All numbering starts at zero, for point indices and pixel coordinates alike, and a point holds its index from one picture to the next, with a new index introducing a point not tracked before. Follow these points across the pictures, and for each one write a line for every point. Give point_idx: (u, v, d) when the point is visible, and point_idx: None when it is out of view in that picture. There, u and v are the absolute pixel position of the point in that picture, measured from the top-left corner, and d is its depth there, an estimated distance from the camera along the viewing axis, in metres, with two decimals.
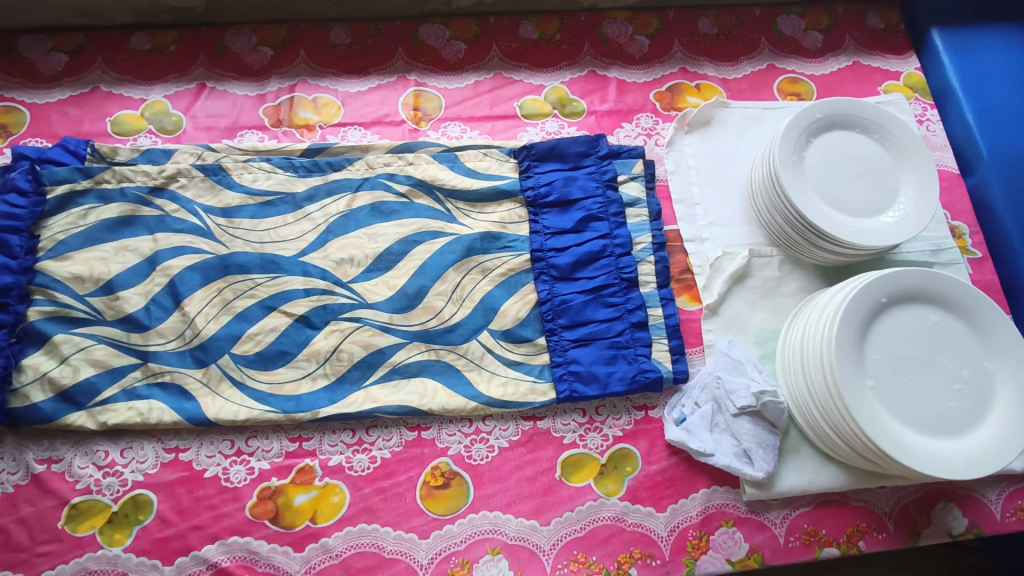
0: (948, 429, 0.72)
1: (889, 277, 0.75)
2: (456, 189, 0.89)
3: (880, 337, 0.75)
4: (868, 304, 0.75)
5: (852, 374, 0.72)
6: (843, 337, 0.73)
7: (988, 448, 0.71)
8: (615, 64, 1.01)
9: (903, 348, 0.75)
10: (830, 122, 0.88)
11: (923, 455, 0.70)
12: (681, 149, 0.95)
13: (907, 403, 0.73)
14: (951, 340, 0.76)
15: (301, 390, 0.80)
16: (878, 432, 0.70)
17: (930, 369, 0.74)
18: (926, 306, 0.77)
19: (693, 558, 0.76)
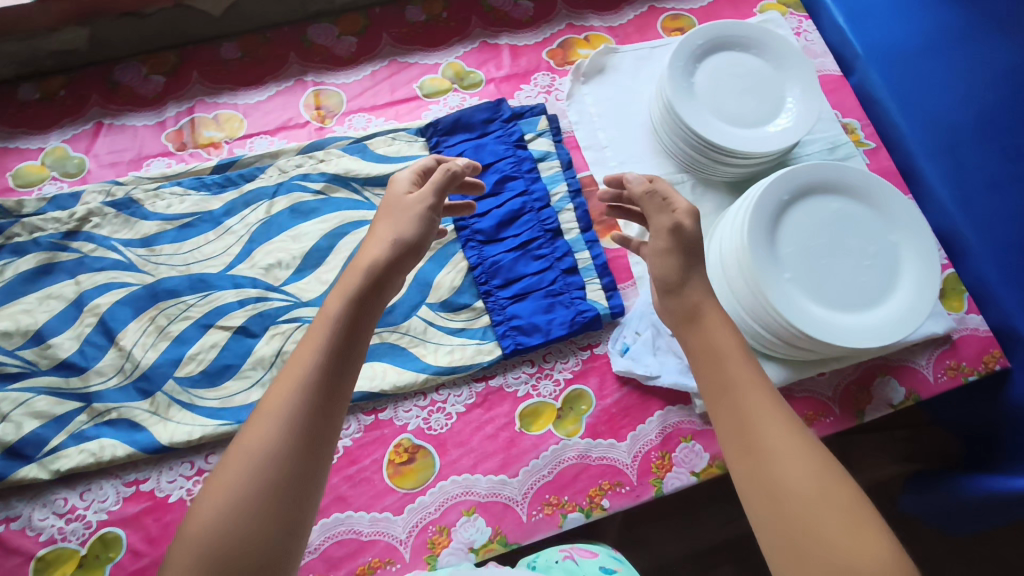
0: (865, 303, 0.76)
1: (786, 176, 0.79)
2: (370, 176, 0.91)
3: (789, 232, 0.78)
4: (770, 203, 0.78)
5: (769, 272, 0.76)
6: (754, 239, 0.76)
7: (902, 312, 0.75)
8: (504, 32, 1.03)
9: (812, 239, 0.78)
10: (713, 45, 0.91)
11: (844, 332, 0.74)
12: (581, 99, 0.98)
13: (826, 288, 0.76)
14: (855, 222, 0.80)
15: (251, 399, 0.80)
16: (802, 319, 0.74)
17: (840, 252, 0.78)
18: (827, 194, 0.81)
19: (659, 478, 0.80)
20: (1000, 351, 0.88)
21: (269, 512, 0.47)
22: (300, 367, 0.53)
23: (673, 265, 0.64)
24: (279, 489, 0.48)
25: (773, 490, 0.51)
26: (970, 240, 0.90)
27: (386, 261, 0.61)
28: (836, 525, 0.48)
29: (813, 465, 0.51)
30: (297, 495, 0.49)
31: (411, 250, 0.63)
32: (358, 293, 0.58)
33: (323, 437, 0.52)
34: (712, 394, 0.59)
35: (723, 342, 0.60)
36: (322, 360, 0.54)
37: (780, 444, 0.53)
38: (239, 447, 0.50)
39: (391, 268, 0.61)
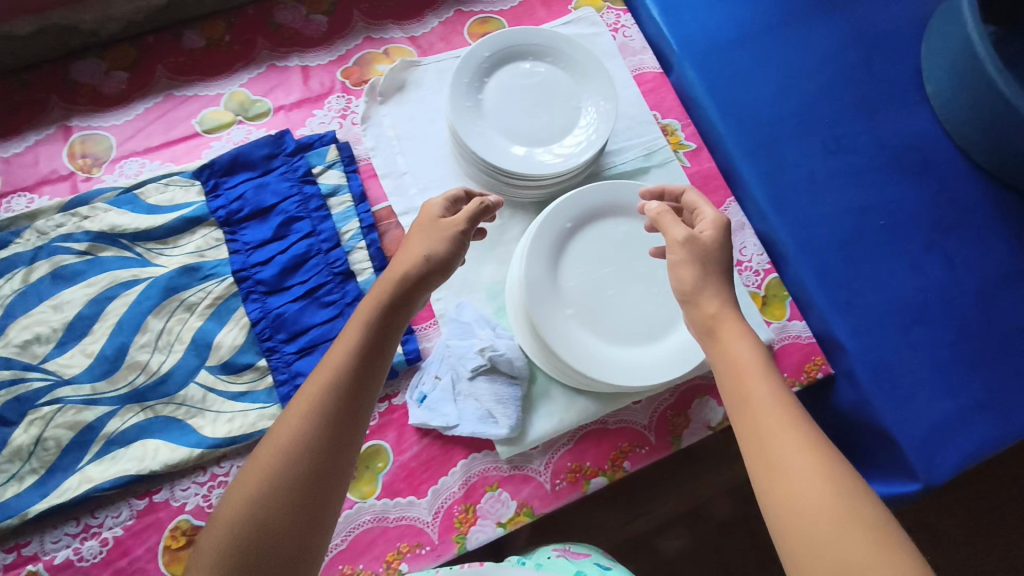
0: (654, 333, 0.73)
1: (567, 202, 0.75)
2: (140, 231, 0.82)
3: (575, 262, 0.75)
4: (552, 233, 0.74)
5: (550, 309, 0.72)
6: (534, 274, 0.72)
7: (693, 339, 0.72)
8: (294, 51, 0.93)
9: (597, 269, 0.75)
10: (502, 57, 0.83)
11: (630, 368, 0.70)
12: (378, 122, 0.90)
13: (612, 321, 0.73)
14: (643, 245, 0.77)
15: (5, 496, 0.72)
16: (583, 359, 0.70)
17: (628, 280, 0.75)
18: (616, 217, 0.77)
19: (462, 534, 0.75)
20: (823, 358, 0.83)
21: (287, 517, 0.49)
22: (333, 370, 0.55)
23: (715, 275, 0.60)
24: (302, 490, 0.50)
25: (792, 501, 0.48)
26: (787, 243, 0.86)
27: (392, 299, 0.59)
28: (858, 546, 0.44)
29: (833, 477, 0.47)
30: (315, 498, 0.51)
31: (438, 269, 0.63)
32: (390, 304, 0.59)
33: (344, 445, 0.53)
34: (730, 398, 0.55)
35: (742, 357, 0.55)
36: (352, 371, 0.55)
37: (796, 458, 0.49)
38: (265, 445, 0.52)
39: (408, 293, 0.60)
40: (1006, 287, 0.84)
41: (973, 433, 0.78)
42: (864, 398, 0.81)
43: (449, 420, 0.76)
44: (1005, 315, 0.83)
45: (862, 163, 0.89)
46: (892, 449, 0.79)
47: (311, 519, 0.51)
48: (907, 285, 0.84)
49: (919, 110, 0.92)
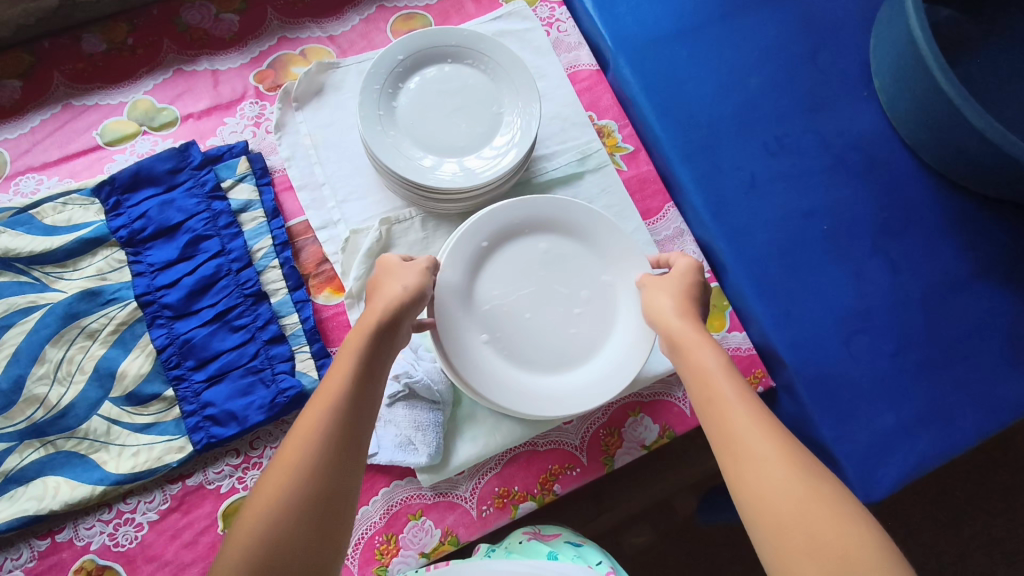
0: (570, 359, 0.72)
1: (480, 220, 0.72)
2: (35, 254, 0.77)
3: (491, 283, 0.73)
4: (465, 253, 0.71)
5: (463, 334, 0.69)
6: (447, 299, 0.69)
7: (610, 366, 0.71)
8: (204, 54, 0.88)
9: (514, 291, 0.73)
10: (419, 60, 0.78)
11: (544, 398, 0.69)
12: (294, 129, 0.85)
13: (529, 346, 0.71)
14: (563, 262, 0.75)
15: None
16: (497, 391, 0.67)
17: (546, 302, 0.73)
18: (534, 234, 0.75)
19: (383, 565, 0.71)
20: (763, 371, 0.80)
21: (305, 533, 0.48)
22: (343, 376, 0.55)
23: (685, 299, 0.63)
24: (325, 492, 0.50)
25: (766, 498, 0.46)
26: (726, 252, 0.82)
27: (394, 307, 0.61)
28: (826, 530, 0.43)
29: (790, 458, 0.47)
30: (332, 512, 0.50)
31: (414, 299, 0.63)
32: (379, 330, 0.59)
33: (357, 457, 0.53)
34: (700, 403, 0.53)
35: (704, 365, 0.54)
36: (356, 387, 0.55)
37: (758, 443, 0.48)
38: (275, 466, 0.51)
39: (393, 324, 0.60)
40: (953, 293, 0.81)
41: (915, 447, 0.75)
42: (804, 413, 0.77)
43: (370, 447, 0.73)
44: (951, 322, 0.79)
45: (806, 165, 0.85)
46: (831, 465, 0.76)
47: (328, 538, 0.49)
48: (850, 293, 0.80)
49: (865, 106, 0.87)
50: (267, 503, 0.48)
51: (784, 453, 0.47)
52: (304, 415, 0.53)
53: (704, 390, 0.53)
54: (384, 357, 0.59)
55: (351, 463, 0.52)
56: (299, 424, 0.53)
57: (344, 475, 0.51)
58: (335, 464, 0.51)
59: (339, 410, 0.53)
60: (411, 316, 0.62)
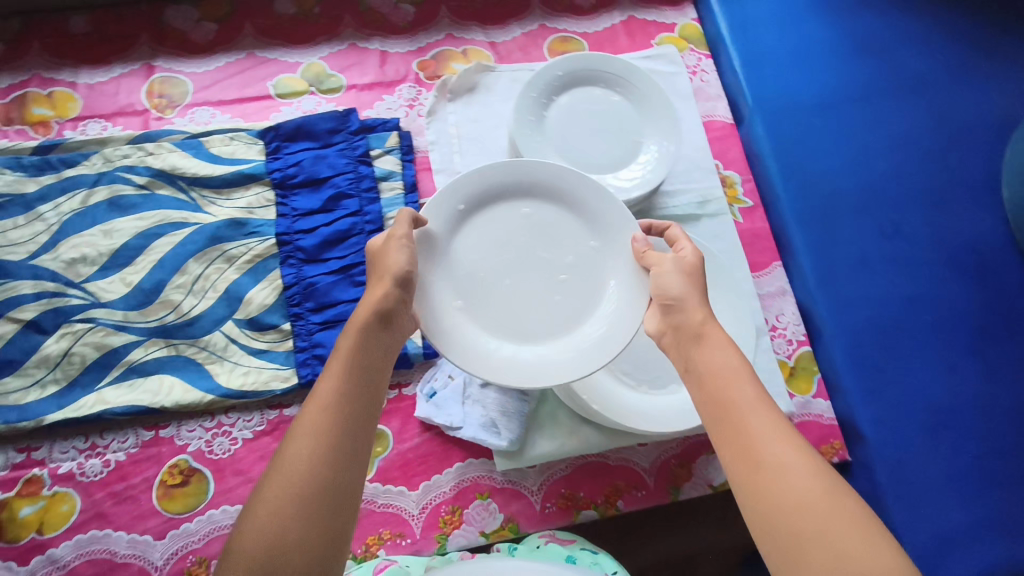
0: (550, 327, 0.70)
1: (462, 182, 0.71)
2: (198, 176, 0.86)
3: (468, 245, 0.71)
4: (442, 212, 0.70)
5: (438, 294, 0.68)
6: (426, 257, 0.68)
7: (592, 336, 0.69)
8: (376, 35, 0.97)
9: (494, 255, 0.71)
10: (574, 79, 0.85)
11: (525, 367, 0.67)
12: (443, 118, 0.92)
13: (513, 311, 0.70)
14: (546, 229, 0.73)
15: (27, 398, 0.77)
16: (476, 352, 0.66)
17: (526, 268, 0.72)
18: (515, 200, 0.74)
19: (444, 534, 0.76)
20: (841, 443, 0.81)
21: (307, 529, 0.47)
22: (337, 375, 0.55)
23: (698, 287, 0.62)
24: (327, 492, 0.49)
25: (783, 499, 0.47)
26: (825, 319, 0.84)
27: (384, 298, 0.60)
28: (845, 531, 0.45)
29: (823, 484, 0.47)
30: (337, 504, 0.49)
31: (402, 284, 0.61)
32: (367, 327, 0.58)
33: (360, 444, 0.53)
34: (713, 415, 0.54)
35: (719, 366, 0.55)
36: (346, 379, 0.55)
37: (782, 456, 0.49)
38: (276, 468, 0.50)
39: (387, 321, 0.60)
40: None
41: (987, 552, 0.74)
42: (876, 491, 0.78)
43: (451, 420, 0.78)
44: None
45: (917, 255, 0.87)
46: None
47: (333, 537, 0.48)
48: (941, 386, 0.81)
49: (987, 213, 0.89)
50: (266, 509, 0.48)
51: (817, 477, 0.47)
52: (297, 418, 0.53)
53: (715, 397, 0.54)
54: (382, 347, 0.59)
55: (351, 449, 0.52)
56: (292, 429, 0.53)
57: (345, 464, 0.51)
58: (331, 458, 0.51)
59: (330, 405, 0.53)
60: (404, 318, 0.62)
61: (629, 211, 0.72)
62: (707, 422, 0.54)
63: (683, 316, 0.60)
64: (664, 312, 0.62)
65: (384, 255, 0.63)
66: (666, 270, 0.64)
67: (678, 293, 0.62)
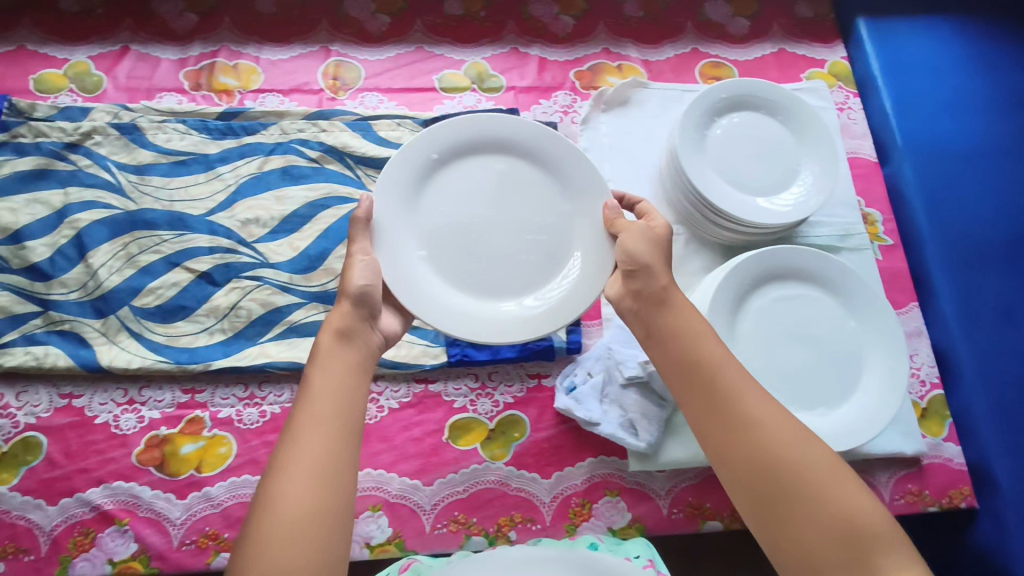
0: (518, 281, 0.75)
1: (437, 133, 0.76)
2: (366, 156, 0.91)
3: (438, 196, 0.77)
4: (416, 161, 0.76)
5: (405, 240, 0.74)
6: (397, 199, 0.74)
7: (563, 293, 0.74)
8: (537, 42, 1.02)
9: (464, 205, 0.77)
10: (736, 102, 0.89)
11: (482, 318, 0.73)
12: (596, 127, 0.97)
13: (479, 262, 0.76)
14: (512, 184, 0.79)
15: (196, 343, 0.82)
16: (439, 300, 0.72)
17: (496, 223, 0.77)
18: (490, 155, 0.80)
19: (573, 524, 0.80)
20: (969, 488, 0.84)
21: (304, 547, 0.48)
22: (314, 396, 0.55)
23: (660, 254, 0.68)
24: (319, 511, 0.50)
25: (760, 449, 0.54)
26: (965, 364, 0.87)
27: (338, 317, 0.61)
28: (822, 479, 0.52)
29: (794, 433, 0.55)
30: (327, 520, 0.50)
31: (358, 301, 0.63)
32: (329, 346, 0.59)
33: (345, 462, 0.53)
34: (687, 386, 0.59)
35: (687, 329, 0.62)
36: (330, 401, 0.55)
37: (759, 413, 0.56)
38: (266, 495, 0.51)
39: (346, 341, 0.60)
40: None
41: None
42: (1005, 541, 0.80)
43: (590, 414, 0.80)
44: None
45: None
46: None
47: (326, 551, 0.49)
48: None
49: None
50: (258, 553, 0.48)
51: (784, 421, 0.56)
52: (278, 452, 0.53)
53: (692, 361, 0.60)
54: (353, 366, 0.59)
55: (338, 468, 0.52)
56: (274, 463, 0.52)
57: (330, 488, 0.51)
58: (313, 484, 0.51)
59: (313, 431, 0.53)
60: (370, 338, 0.62)
61: (602, 176, 0.78)
62: (679, 393, 0.60)
63: (648, 279, 0.65)
64: (627, 277, 0.67)
65: (346, 273, 0.64)
66: (636, 236, 0.68)
67: (643, 260, 0.67)
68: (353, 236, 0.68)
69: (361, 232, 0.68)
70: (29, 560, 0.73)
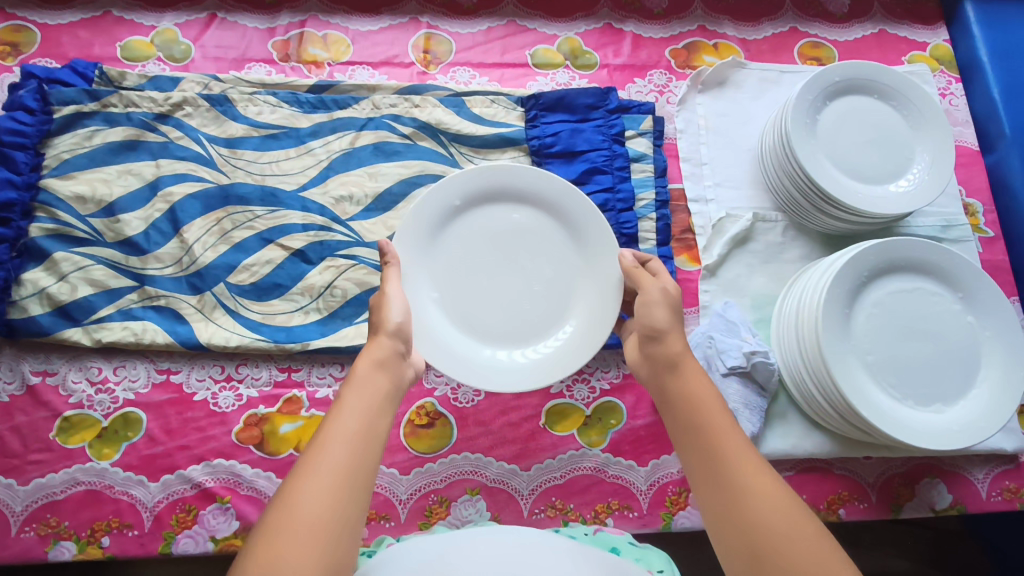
0: (520, 329, 0.77)
1: (460, 179, 0.78)
2: (460, 133, 0.88)
3: (456, 240, 0.79)
4: (438, 207, 0.78)
5: (419, 281, 0.76)
6: (414, 242, 0.76)
7: (563, 347, 0.76)
8: (631, 18, 0.99)
9: (478, 250, 0.79)
10: (848, 86, 0.86)
11: (482, 364, 0.75)
12: (693, 108, 0.94)
13: (486, 309, 0.78)
14: (527, 233, 0.80)
15: (292, 322, 0.81)
16: (443, 344, 0.74)
17: (506, 271, 0.79)
18: (510, 204, 0.80)
19: (670, 513, 0.78)
20: None
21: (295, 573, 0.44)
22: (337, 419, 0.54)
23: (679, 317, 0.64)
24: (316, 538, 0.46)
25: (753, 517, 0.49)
26: None
27: (378, 346, 0.61)
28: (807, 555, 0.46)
29: (791, 504, 0.49)
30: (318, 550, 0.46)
31: (396, 336, 0.63)
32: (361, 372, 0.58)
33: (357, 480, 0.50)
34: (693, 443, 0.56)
35: (698, 386, 0.58)
36: (356, 426, 0.54)
37: (757, 479, 0.51)
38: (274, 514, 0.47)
39: (382, 368, 0.59)
40: None
41: None
42: None
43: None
44: None
45: None
46: None
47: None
48: None
49: None
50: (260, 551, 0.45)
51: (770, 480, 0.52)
52: (299, 463, 0.50)
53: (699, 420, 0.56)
54: (385, 395, 0.58)
55: (351, 495, 0.49)
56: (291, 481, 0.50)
57: (339, 503, 0.48)
58: (325, 505, 0.48)
59: (335, 449, 0.51)
60: (403, 371, 0.62)
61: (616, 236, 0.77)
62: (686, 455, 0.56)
63: (662, 346, 0.62)
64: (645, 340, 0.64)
65: (380, 310, 0.64)
66: (654, 297, 0.65)
67: (663, 323, 0.63)
68: (385, 278, 0.68)
69: (394, 277, 0.69)
70: (134, 535, 0.72)
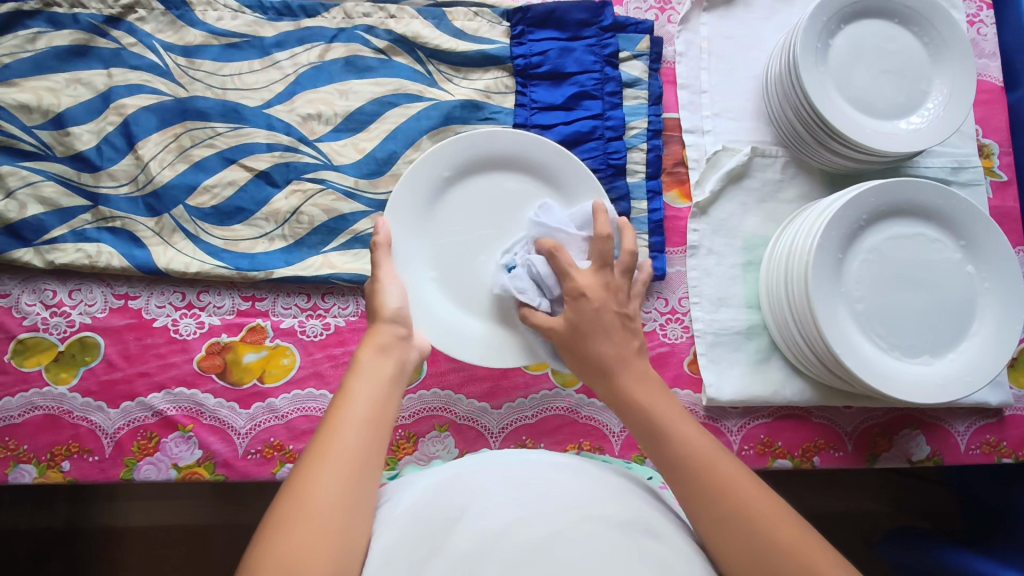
0: None
1: (449, 149, 0.73)
2: (439, 49, 0.81)
3: (450, 213, 0.74)
4: (427, 181, 0.73)
5: (414, 260, 0.72)
6: (406, 218, 0.72)
7: None
8: None
9: (473, 224, 0.75)
10: (867, 7, 0.78)
11: (484, 343, 0.71)
12: (696, 28, 0.86)
13: (485, 285, 0.74)
14: (524, 205, 0.75)
15: (256, 249, 0.77)
16: (440, 323, 0.70)
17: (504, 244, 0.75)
18: (501, 172, 0.75)
19: (642, 455, 0.77)
20: None
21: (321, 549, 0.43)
22: (350, 400, 0.52)
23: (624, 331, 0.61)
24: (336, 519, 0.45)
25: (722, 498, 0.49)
26: None
27: (380, 330, 0.59)
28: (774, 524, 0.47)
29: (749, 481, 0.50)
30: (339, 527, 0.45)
31: (396, 322, 0.61)
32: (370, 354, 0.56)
33: (374, 459, 0.49)
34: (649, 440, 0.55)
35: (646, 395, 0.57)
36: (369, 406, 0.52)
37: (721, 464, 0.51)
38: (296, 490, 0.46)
39: (386, 352, 0.57)
40: None
41: None
42: None
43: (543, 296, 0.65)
44: None
45: None
46: None
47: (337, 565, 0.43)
48: None
49: None
50: (282, 532, 0.43)
51: (748, 481, 0.50)
52: (313, 444, 0.49)
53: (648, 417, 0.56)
54: (392, 377, 0.56)
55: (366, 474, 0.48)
56: (305, 460, 0.48)
57: (354, 481, 0.47)
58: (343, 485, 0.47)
59: (352, 428, 0.50)
60: (408, 354, 0.59)
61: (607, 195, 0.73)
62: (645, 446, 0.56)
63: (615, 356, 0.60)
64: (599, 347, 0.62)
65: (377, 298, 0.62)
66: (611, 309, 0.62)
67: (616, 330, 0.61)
68: (376, 260, 0.65)
69: (384, 257, 0.65)
70: (94, 461, 0.71)
